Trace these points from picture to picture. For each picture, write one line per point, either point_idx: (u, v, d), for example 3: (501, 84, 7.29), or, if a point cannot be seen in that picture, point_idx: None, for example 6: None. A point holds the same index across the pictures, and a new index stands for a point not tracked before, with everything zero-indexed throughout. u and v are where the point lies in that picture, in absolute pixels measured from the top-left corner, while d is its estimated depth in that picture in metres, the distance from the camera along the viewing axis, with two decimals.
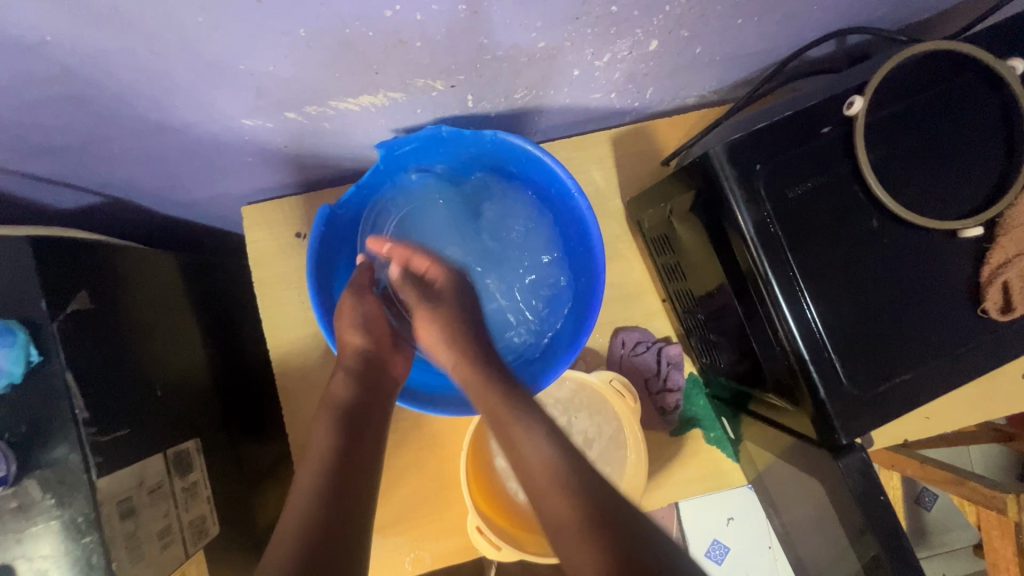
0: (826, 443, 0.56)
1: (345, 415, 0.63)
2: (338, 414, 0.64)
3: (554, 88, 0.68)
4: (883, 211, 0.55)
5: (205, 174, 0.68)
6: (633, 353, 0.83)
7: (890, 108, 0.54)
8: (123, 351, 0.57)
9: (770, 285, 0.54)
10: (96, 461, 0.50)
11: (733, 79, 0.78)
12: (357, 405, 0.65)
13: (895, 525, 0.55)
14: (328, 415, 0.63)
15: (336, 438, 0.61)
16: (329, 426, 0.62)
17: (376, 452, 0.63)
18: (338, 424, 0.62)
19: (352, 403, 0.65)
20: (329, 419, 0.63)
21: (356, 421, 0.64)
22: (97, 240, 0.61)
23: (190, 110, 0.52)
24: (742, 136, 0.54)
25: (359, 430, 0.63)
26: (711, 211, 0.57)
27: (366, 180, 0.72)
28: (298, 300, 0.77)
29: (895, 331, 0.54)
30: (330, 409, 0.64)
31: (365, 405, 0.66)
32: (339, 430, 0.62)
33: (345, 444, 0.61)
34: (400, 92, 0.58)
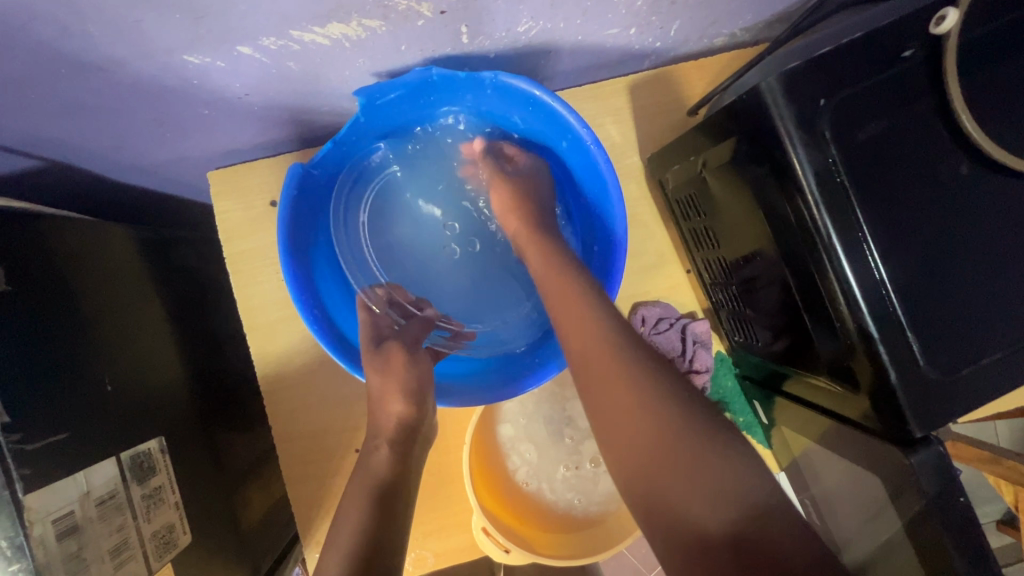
0: (894, 434, 0.47)
1: (382, 495, 0.54)
2: (375, 491, 0.55)
3: (565, 19, 0.57)
4: (972, 155, 0.45)
5: (155, 131, 0.58)
6: (656, 332, 0.73)
7: (983, 27, 0.43)
8: (56, 340, 0.48)
9: (832, 248, 0.44)
10: (23, 473, 0.41)
11: (771, 13, 0.67)
12: (392, 484, 0.56)
13: (972, 523, 0.47)
14: (360, 499, 0.54)
15: (367, 520, 0.52)
16: (359, 509, 0.53)
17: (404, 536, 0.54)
18: (370, 504, 0.54)
19: (388, 483, 0.56)
20: (363, 503, 0.54)
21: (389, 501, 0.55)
22: (26, 209, 0.51)
23: (111, 39, 0.43)
24: (803, 63, 0.44)
25: (395, 513, 0.54)
26: (759, 160, 0.48)
27: (347, 135, 0.62)
28: (276, 277, 0.68)
29: (981, 300, 0.45)
30: (361, 487, 0.55)
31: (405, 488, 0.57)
32: (374, 510, 0.53)
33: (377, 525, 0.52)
34: (378, 18, 0.47)
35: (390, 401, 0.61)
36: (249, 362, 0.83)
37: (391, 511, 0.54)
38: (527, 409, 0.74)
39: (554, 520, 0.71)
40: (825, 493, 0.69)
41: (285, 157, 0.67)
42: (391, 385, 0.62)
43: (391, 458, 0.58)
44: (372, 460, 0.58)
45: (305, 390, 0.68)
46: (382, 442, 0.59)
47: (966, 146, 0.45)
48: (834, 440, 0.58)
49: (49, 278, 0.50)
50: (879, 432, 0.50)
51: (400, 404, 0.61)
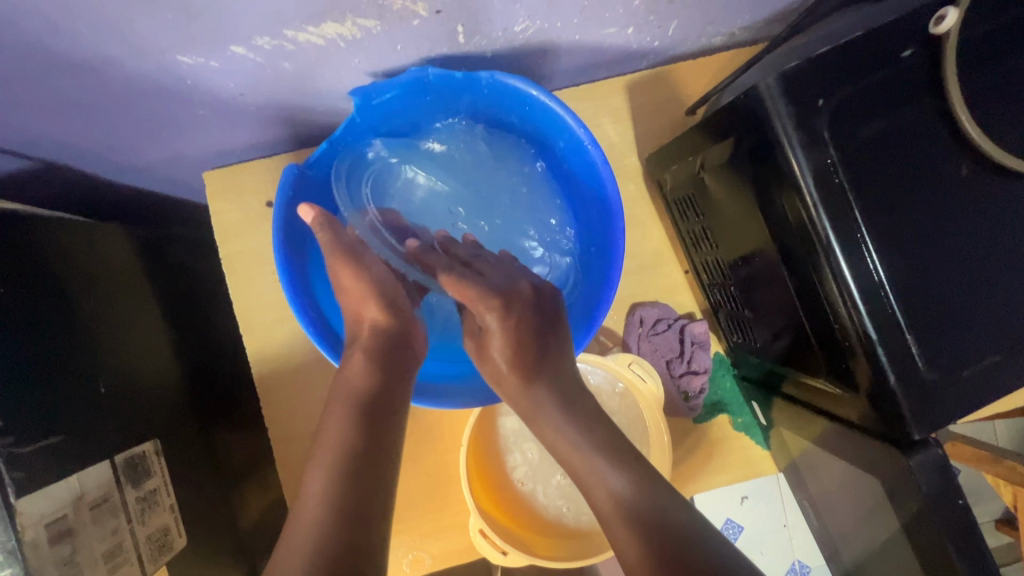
0: (892, 436, 0.47)
1: (365, 402, 0.53)
2: (362, 408, 0.53)
3: (562, 18, 0.56)
4: (972, 156, 0.44)
5: (149, 131, 0.58)
6: (653, 332, 0.74)
7: (984, 25, 0.43)
8: (48, 342, 0.48)
9: (831, 248, 0.44)
10: (15, 477, 0.41)
11: (770, 12, 0.67)
12: (375, 397, 0.54)
13: (970, 526, 0.47)
14: (343, 410, 0.52)
15: (351, 431, 0.51)
16: (343, 420, 0.52)
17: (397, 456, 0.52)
18: (357, 420, 0.52)
19: (369, 393, 0.54)
20: (346, 409, 0.52)
21: (375, 413, 0.53)
22: (19, 210, 0.51)
23: (103, 38, 0.43)
24: (801, 63, 0.43)
25: (382, 417, 0.53)
26: (758, 160, 0.47)
27: (342, 135, 0.62)
28: (272, 278, 0.67)
29: (981, 302, 0.45)
30: (343, 395, 0.54)
31: (386, 392, 0.55)
32: (356, 424, 0.51)
33: (357, 433, 0.50)
34: (373, 18, 0.47)
35: (363, 309, 0.62)
36: (246, 363, 0.82)
37: (380, 423, 0.52)
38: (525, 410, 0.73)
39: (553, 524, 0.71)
40: (825, 494, 0.68)
41: (281, 157, 0.67)
42: (350, 281, 0.62)
43: (365, 369, 0.56)
44: (348, 372, 0.56)
45: (301, 392, 0.68)
46: (356, 351, 0.58)
47: (966, 146, 0.44)
48: (833, 441, 0.58)
49: (43, 280, 0.49)
50: (878, 433, 0.50)
51: (373, 308, 0.61)
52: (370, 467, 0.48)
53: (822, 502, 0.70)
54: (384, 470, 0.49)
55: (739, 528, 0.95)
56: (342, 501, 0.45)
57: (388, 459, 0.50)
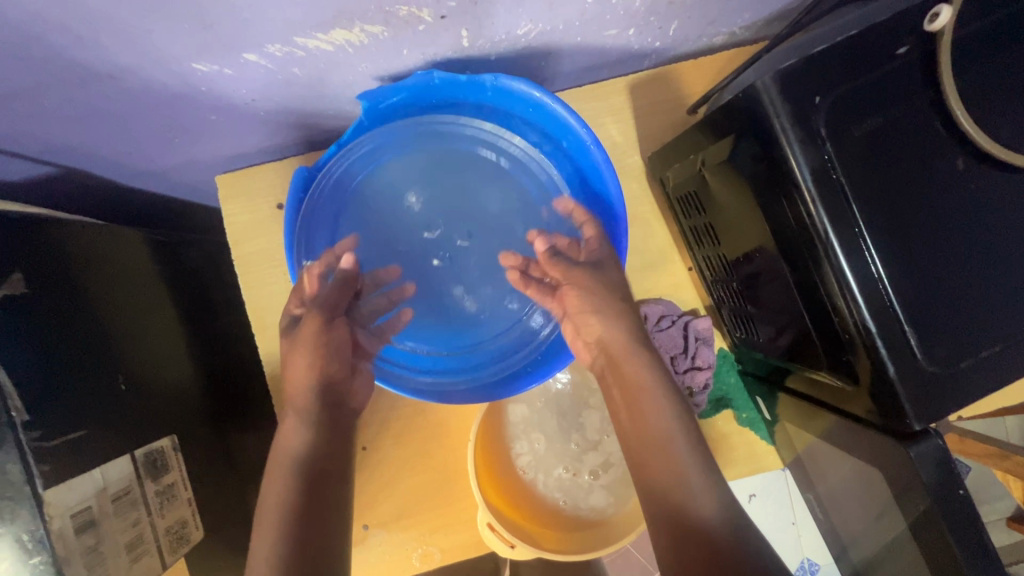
0: (893, 428, 0.48)
1: (303, 479, 0.55)
2: (299, 479, 0.55)
3: (564, 21, 0.58)
4: (968, 150, 0.45)
5: (165, 137, 0.60)
6: (657, 328, 0.74)
7: (977, 22, 0.44)
8: (71, 340, 0.50)
9: (830, 243, 0.45)
10: (42, 468, 0.43)
11: (770, 11, 0.68)
12: (315, 471, 0.56)
13: (971, 515, 0.47)
14: (283, 481, 0.54)
15: (291, 505, 0.53)
16: (282, 496, 0.53)
17: (344, 529, 0.55)
18: (297, 495, 0.53)
19: (312, 468, 0.56)
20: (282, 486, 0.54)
21: (316, 491, 0.55)
22: (42, 214, 0.53)
23: (122, 49, 0.45)
24: (798, 62, 0.44)
25: (324, 485, 0.55)
26: (757, 158, 0.48)
27: (350, 138, 0.63)
28: (283, 279, 0.69)
29: (979, 294, 0.46)
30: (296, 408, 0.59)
31: (338, 410, 0.62)
32: (296, 500, 0.53)
33: (295, 521, 0.52)
34: (380, 24, 0.49)
35: (301, 378, 0.60)
36: (258, 363, 0.84)
37: (319, 495, 0.55)
38: (530, 406, 0.75)
39: (561, 518, 0.72)
40: (831, 488, 0.69)
41: (291, 160, 0.69)
42: (296, 376, 0.60)
43: (305, 439, 0.57)
44: (286, 446, 0.57)
45: None
46: (289, 411, 0.59)
47: (963, 141, 0.45)
48: (836, 434, 0.58)
49: (66, 281, 0.51)
50: (879, 426, 0.50)
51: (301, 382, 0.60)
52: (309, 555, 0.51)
53: (829, 496, 0.70)
54: (329, 548, 0.52)
55: None
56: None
57: (340, 501, 0.56)
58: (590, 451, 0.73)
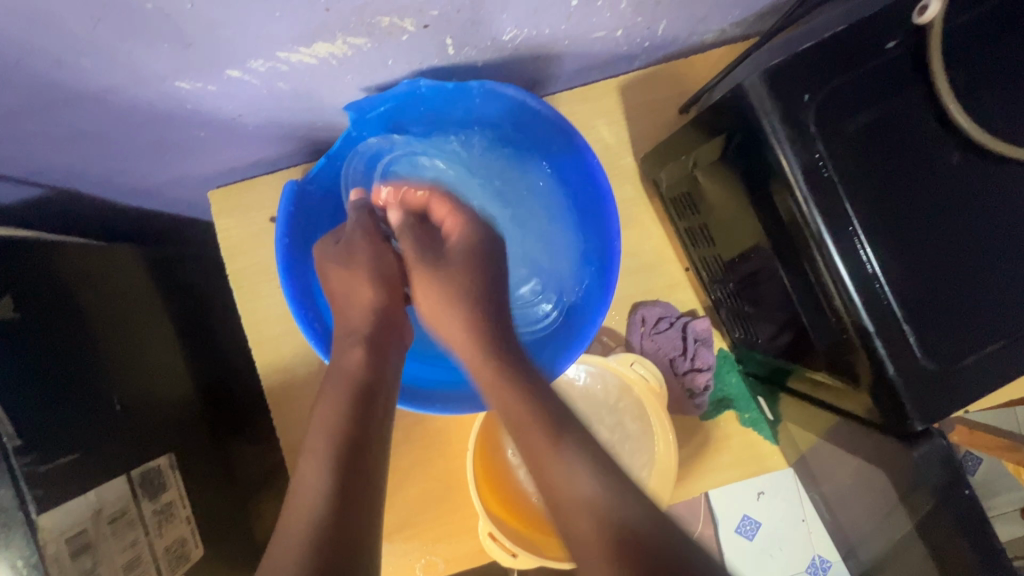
0: (897, 428, 0.47)
1: (355, 392, 0.54)
2: (351, 392, 0.54)
3: (550, 25, 0.57)
4: (963, 144, 0.44)
5: (154, 154, 0.59)
6: (655, 331, 0.74)
7: (969, 11, 0.43)
8: (61, 363, 0.49)
9: (823, 241, 0.44)
10: (36, 494, 0.42)
11: (759, 6, 0.67)
12: (366, 383, 0.55)
13: (978, 514, 0.47)
14: (339, 395, 0.54)
15: (343, 424, 0.52)
16: (337, 400, 0.54)
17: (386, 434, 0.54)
18: (349, 403, 0.53)
19: (363, 381, 0.56)
20: (339, 398, 0.54)
21: (354, 457, 0.50)
22: (32, 237, 0.53)
23: (104, 69, 0.44)
24: (786, 59, 0.43)
25: (372, 408, 0.54)
26: (748, 157, 0.47)
27: (338, 150, 0.64)
28: (278, 291, 0.69)
29: (978, 289, 0.45)
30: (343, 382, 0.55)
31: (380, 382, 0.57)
32: (347, 415, 0.52)
33: (350, 422, 0.52)
34: (362, 36, 0.48)
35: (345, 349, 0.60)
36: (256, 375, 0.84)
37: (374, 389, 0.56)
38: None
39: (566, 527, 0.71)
40: (837, 487, 0.68)
41: (282, 173, 0.68)
42: (358, 298, 0.63)
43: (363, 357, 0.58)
44: (346, 361, 0.57)
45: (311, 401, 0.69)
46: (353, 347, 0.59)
47: (957, 135, 0.44)
48: (838, 434, 0.58)
49: (56, 303, 0.51)
50: (882, 426, 0.50)
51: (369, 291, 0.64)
52: (359, 451, 0.50)
53: (835, 496, 0.70)
54: (371, 456, 0.51)
55: (757, 524, 0.94)
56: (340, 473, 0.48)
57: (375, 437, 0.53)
58: None
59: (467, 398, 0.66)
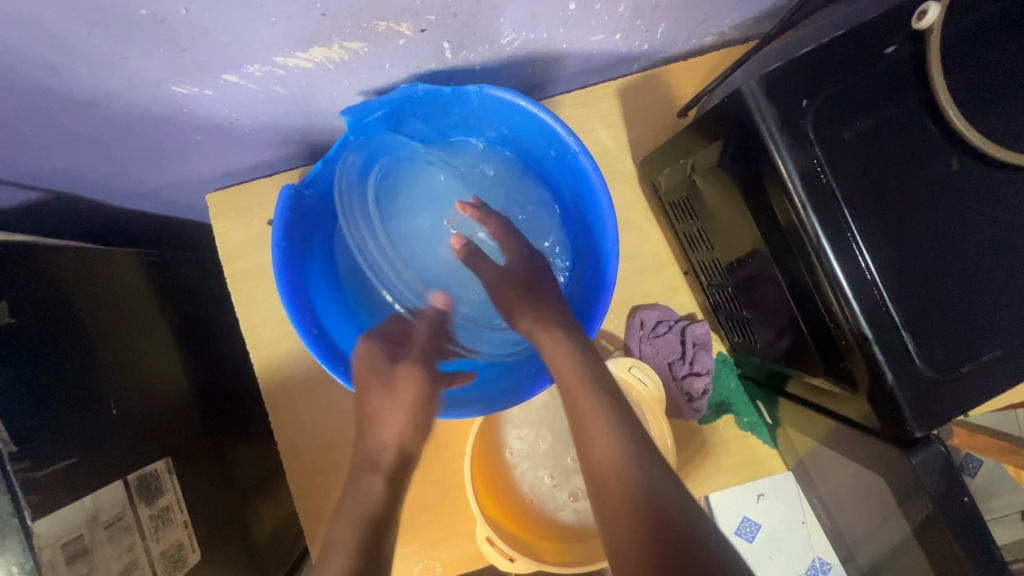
0: (895, 435, 0.47)
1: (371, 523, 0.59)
2: (367, 535, 0.58)
3: (548, 29, 0.57)
4: (962, 149, 0.44)
5: (151, 159, 0.59)
6: (654, 335, 0.73)
7: (968, 16, 0.43)
8: (58, 367, 0.49)
9: (821, 247, 0.44)
10: (31, 499, 0.43)
11: (758, 10, 0.66)
12: (379, 517, 0.60)
13: (977, 521, 0.46)
14: (353, 524, 0.58)
15: (358, 556, 0.56)
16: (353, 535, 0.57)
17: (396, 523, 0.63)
18: (363, 528, 0.58)
19: (380, 513, 0.60)
20: (349, 529, 0.58)
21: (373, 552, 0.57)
22: (29, 241, 0.53)
23: (99, 74, 0.44)
24: (783, 65, 0.43)
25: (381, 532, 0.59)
26: (746, 162, 0.47)
27: (335, 153, 0.63)
28: (276, 294, 0.69)
29: (977, 295, 0.44)
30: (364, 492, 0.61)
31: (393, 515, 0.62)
32: (360, 543, 0.57)
33: (366, 538, 0.58)
34: (359, 41, 0.48)
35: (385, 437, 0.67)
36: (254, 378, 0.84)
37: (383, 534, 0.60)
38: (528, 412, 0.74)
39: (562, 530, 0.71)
40: (835, 491, 0.68)
41: (280, 176, 0.68)
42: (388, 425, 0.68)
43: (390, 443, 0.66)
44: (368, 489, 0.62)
45: (309, 405, 0.69)
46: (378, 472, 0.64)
47: (956, 140, 0.44)
48: (835, 439, 0.57)
49: (52, 307, 0.51)
50: (880, 432, 0.49)
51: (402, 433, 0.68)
52: (373, 567, 0.56)
53: (833, 499, 0.70)
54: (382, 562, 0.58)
55: (757, 526, 0.94)
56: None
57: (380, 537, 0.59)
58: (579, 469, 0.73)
59: (464, 403, 0.66)
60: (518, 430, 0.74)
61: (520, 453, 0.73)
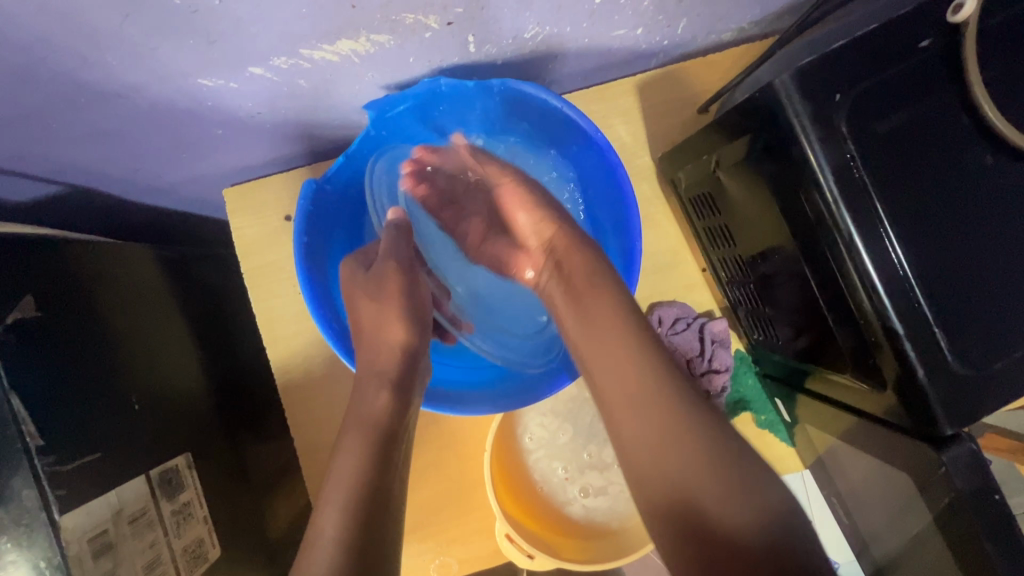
0: (925, 432, 0.47)
1: (383, 434, 0.53)
2: (380, 434, 0.53)
3: (571, 23, 0.57)
4: (996, 145, 0.44)
5: (171, 153, 0.59)
6: (672, 332, 0.73)
7: (1001, 10, 0.43)
8: (82, 361, 0.49)
9: (853, 244, 0.43)
10: (58, 494, 0.42)
11: (780, 4, 0.66)
12: (392, 426, 0.54)
13: (1009, 520, 0.46)
14: (360, 440, 0.52)
15: (371, 463, 0.50)
16: (360, 450, 0.51)
17: (404, 482, 0.53)
18: (373, 447, 0.52)
19: (389, 425, 0.54)
20: (367, 437, 0.52)
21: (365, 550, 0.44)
22: (52, 235, 0.53)
23: (126, 67, 0.44)
24: (817, 58, 0.43)
25: (394, 451, 0.53)
26: (775, 158, 0.47)
27: (356, 148, 0.63)
28: (293, 290, 0.69)
29: (1008, 291, 0.44)
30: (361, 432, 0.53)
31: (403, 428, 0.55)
32: (374, 456, 0.51)
33: (375, 468, 0.50)
34: (386, 33, 0.48)
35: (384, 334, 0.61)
36: (269, 374, 0.84)
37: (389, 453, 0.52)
38: (554, 403, 0.74)
39: (583, 528, 0.71)
40: (854, 489, 0.67)
41: (298, 171, 0.68)
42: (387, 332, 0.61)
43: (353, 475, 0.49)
44: (370, 400, 0.55)
45: (325, 401, 0.69)
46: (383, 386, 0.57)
47: (989, 135, 0.44)
48: (857, 437, 0.57)
49: (76, 301, 0.51)
50: (907, 429, 0.49)
51: (398, 326, 0.62)
52: (382, 500, 0.48)
53: (850, 495, 0.69)
54: (391, 514, 0.49)
55: None
56: (363, 520, 0.46)
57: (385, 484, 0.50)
58: (594, 468, 0.73)
59: (483, 400, 0.66)
60: (541, 418, 0.74)
61: (537, 441, 0.73)
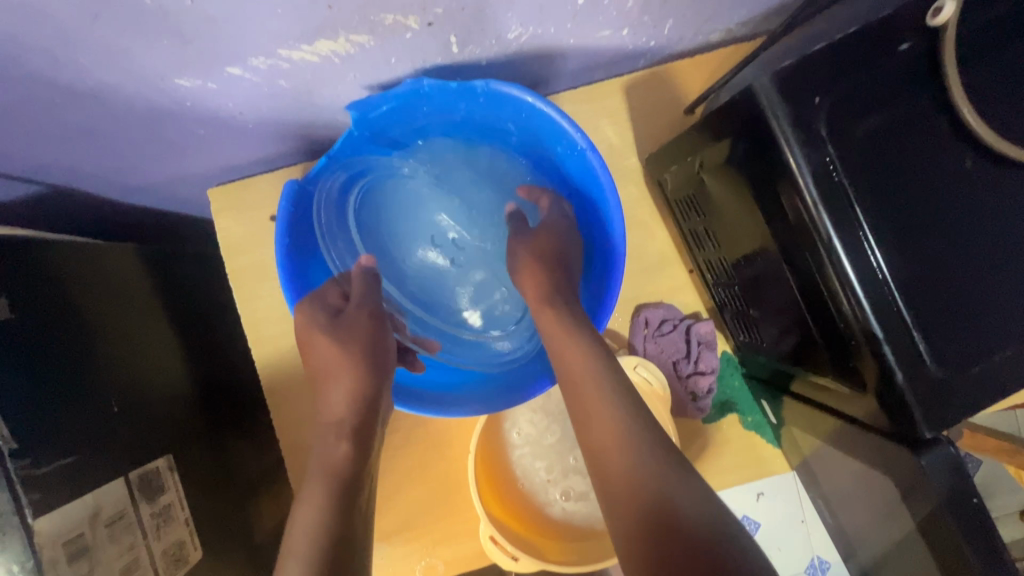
0: (905, 436, 0.47)
1: (339, 483, 0.52)
2: (339, 484, 0.52)
3: (555, 23, 0.56)
4: (976, 148, 0.44)
5: (152, 153, 0.59)
6: (659, 334, 0.73)
7: (981, 14, 0.42)
8: (58, 363, 0.49)
9: (832, 248, 0.43)
10: (32, 497, 0.42)
11: (767, 5, 0.66)
12: (351, 475, 0.53)
13: (986, 523, 0.46)
14: (320, 489, 0.51)
15: (333, 516, 0.49)
16: (319, 497, 0.50)
17: (368, 526, 0.53)
18: (334, 499, 0.50)
19: (349, 474, 0.53)
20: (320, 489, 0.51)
21: None
22: (30, 236, 0.52)
23: (102, 66, 0.44)
24: (796, 62, 0.43)
25: (357, 506, 0.52)
26: (756, 162, 0.47)
27: (340, 149, 0.63)
28: (278, 291, 0.68)
29: (987, 295, 0.44)
30: (322, 480, 0.52)
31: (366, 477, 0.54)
32: (334, 504, 0.50)
33: (337, 517, 0.49)
34: (365, 33, 0.47)
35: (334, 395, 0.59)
36: (256, 375, 0.83)
37: (352, 508, 0.51)
38: (545, 402, 0.74)
39: (568, 528, 0.71)
40: (839, 492, 0.67)
41: (283, 171, 0.68)
42: (340, 383, 0.59)
43: (313, 528, 0.48)
44: (333, 453, 0.54)
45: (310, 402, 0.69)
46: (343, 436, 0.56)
47: (969, 139, 0.44)
48: (840, 439, 0.57)
49: (53, 303, 0.50)
50: (887, 432, 0.49)
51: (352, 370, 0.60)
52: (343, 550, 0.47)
53: (835, 497, 0.69)
54: (355, 558, 0.49)
55: None
56: (326, 571, 0.45)
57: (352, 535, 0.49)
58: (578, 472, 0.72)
59: (468, 402, 0.66)
60: (530, 415, 0.74)
61: (525, 436, 0.73)
